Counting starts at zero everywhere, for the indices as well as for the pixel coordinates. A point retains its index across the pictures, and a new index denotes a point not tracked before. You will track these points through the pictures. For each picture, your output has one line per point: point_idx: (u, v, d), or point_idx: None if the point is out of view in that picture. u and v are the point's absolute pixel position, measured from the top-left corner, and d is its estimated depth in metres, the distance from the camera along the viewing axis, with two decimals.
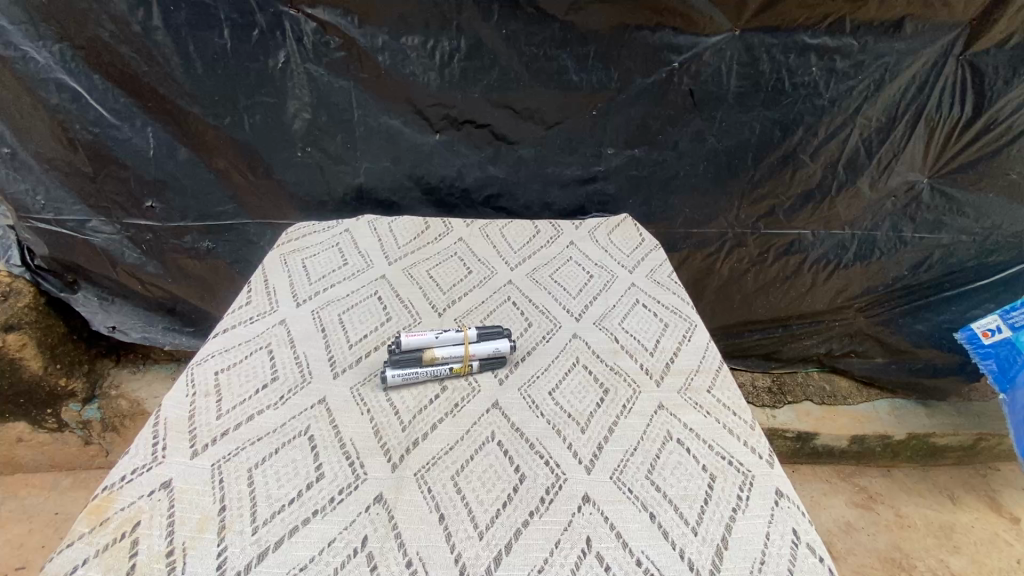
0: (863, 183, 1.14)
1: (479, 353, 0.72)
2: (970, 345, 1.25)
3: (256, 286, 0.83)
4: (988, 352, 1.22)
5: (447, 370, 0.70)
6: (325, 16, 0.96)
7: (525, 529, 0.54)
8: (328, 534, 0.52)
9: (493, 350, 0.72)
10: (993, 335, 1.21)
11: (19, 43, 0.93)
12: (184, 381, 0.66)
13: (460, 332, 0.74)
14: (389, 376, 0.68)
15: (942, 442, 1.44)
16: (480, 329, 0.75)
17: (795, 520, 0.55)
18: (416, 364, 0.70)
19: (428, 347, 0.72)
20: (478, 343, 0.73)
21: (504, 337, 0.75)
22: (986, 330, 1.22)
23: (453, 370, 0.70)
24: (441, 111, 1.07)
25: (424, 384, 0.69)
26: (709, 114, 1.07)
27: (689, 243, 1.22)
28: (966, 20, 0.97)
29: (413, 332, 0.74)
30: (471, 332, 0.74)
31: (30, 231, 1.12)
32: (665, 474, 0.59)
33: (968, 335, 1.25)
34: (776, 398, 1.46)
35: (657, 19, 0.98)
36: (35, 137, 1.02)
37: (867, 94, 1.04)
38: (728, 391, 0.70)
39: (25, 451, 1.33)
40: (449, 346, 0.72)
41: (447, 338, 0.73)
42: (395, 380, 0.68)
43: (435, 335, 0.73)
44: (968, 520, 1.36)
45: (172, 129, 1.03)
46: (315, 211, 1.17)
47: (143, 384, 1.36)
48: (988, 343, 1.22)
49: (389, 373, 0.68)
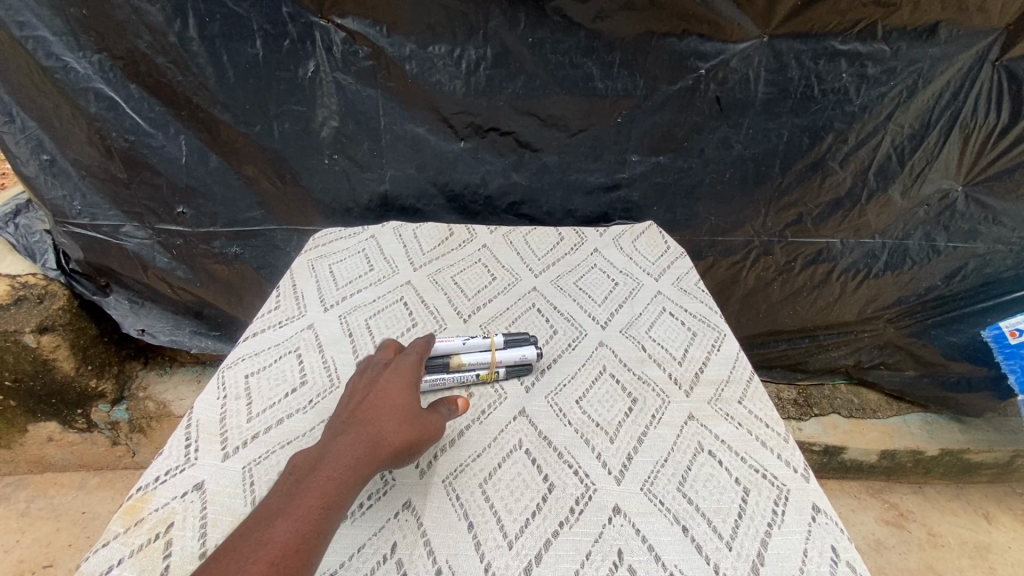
0: (894, 191, 1.11)
1: (508, 360, 0.71)
2: (995, 343, 1.21)
3: (285, 290, 0.84)
4: (1012, 353, 1.18)
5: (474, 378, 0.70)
6: (354, 26, 0.97)
7: (555, 540, 0.53)
8: (358, 539, 0.52)
9: (520, 357, 0.72)
10: (1020, 335, 1.17)
11: (61, 54, 0.96)
12: (215, 384, 0.67)
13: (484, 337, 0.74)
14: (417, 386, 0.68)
15: (977, 458, 1.39)
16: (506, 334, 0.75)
17: (834, 536, 0.53)
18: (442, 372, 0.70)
19: (455, 352, 0.72)
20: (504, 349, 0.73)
21: (531, 344, 0.74)
22: (1014, 330, 1.18)
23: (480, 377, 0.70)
24: (466, 119, 1.07)
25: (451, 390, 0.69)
26: (736, 120, 1.06)
27: (714, 250, 1.21)
28: (1004, 24, 0.94)
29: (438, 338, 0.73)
30: (499, 339, 0.73)
31: (66, 235, 1.15)
32: (697, 486, 0.58)
33: (995, 334, 1.20)
34: (802, 410, 1.42)
35: (684, 25, 0.97)
36: (73, 145, 1.05)
37: (899, 100, 1.02)
38: (760, 402, 0.68)
39: (54, 451, 1.35)
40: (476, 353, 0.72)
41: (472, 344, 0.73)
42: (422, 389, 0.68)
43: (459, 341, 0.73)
44: (1004, 540, 1.31)
45: (204, 136, 1.06)
46: (339, 217, 1.19)
47: (170, 386, 1.39)
48: (1013, 344, 1.18)
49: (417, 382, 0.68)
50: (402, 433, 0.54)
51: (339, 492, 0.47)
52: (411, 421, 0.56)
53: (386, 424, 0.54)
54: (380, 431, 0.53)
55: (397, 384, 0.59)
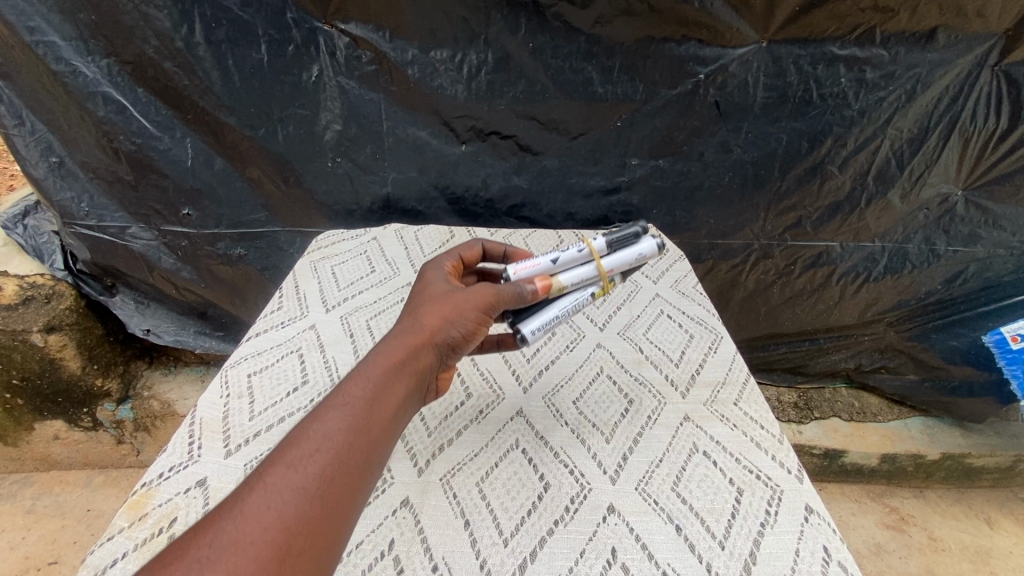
0: (894, 195, 1.12)
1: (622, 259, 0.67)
2: (997, 349, 1.22)
3: (287, 291, 0.86)
4: (1015, 358, 1.19)
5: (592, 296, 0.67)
6: (357, 31, 0.98)
7: (551, 538, 0.54)
8: (356, 536, 0.54)
9: (630, 259, 0.67)
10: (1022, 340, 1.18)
11: (70, 58, 0.97)
12: (219, 383, 0.69)
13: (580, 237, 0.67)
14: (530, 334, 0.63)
15: (978, 463, 1.39)
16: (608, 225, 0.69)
17: (826, 537, 0.54)
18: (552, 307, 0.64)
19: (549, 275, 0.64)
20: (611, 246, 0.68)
21: (633, 237, 0.68)
22: (1016, 335, 1.19)
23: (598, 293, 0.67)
24: (467, 123, 1.09)
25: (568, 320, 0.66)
26: (735, 125, 1.07)
27: (714, 253, 1.23)
28: (1001, 30, 0.94)
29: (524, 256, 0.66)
30: (597, 245, 0.66)
31: (74, 236, 1.17)
32: (691, 486, 0.59)
33: (996, 340, 1.21)
34: (802, 413, 1.43)
35: (684, 31, 0.98)
36: (81, 147, 1.07)
37: (898, 105, 1.02)
38: (756, 404, 0.69)
39: (60, 449, 1.37)
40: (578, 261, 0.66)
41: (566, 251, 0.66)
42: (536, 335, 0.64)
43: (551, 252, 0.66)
44: (1006, 544, 1.30)
45: (209, 139, 1.07)
46: (342, 220, 1.20)
47: (174, 385, 1.40)
48: (1016, 348, 1.19)
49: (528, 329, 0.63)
50: (435, 325, 0.55)
51: (379, 393, 0.49)
52: (444, 308, 0.56)
53: (418, 322, 0.55)
54: (411, 327, 0.54)
55: (423, 289, 0.60)
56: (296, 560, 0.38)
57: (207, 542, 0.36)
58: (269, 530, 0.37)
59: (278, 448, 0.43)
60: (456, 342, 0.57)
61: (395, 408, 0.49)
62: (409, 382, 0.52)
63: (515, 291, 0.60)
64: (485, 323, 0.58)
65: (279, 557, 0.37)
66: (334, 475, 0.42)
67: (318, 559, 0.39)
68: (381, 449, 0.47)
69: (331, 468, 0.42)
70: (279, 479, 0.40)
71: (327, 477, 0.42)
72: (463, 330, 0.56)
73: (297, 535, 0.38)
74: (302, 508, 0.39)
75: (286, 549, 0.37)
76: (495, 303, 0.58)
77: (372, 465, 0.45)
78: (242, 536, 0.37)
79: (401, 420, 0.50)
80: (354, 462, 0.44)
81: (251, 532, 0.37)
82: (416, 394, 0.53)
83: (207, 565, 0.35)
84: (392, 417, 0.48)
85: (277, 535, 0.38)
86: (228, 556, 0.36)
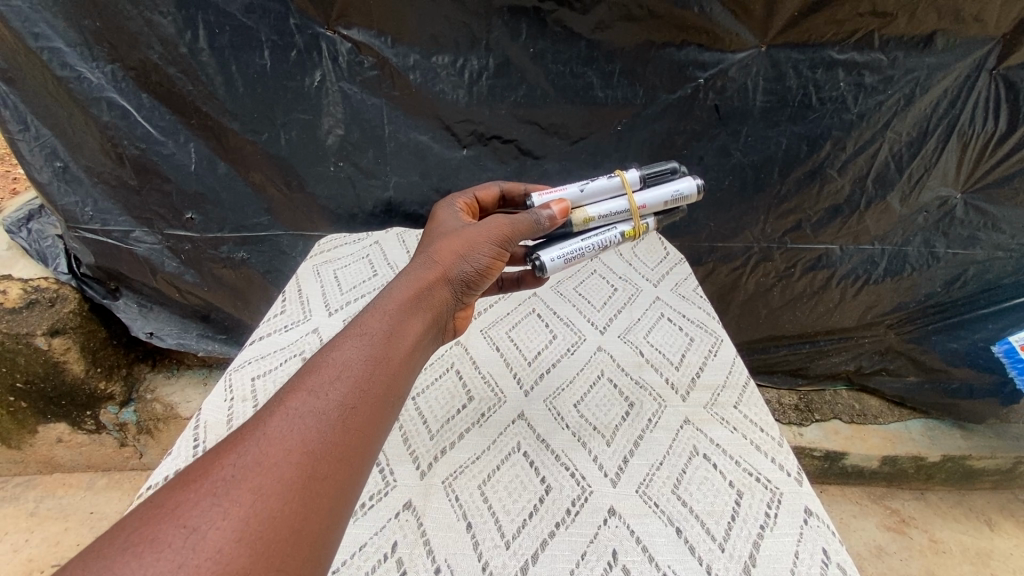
0: (893, 198, 1.12)
1: (648, 204, 0.76)
2: (1006, 358, 1.21)
3: (290, 295, 0.87)
4: None
5: (618, 235, 0.75)
6: (359, 37, 0.99)
7: (552, 540, 0.55)
8: (359, 538, 0.55)
9: (662, 197, 0.76)
10: None
11: (75, 64, 0.98)
12: (223, 387, 0.70)
13: (610, 180, 0.76)
14: (549, 262, 0.72)
15: (978, 465, 1.39)
16: (638, 173, 0.77)
17: (826, 539, 0.54)
18: (576, 241, 0.73)
19: (580, 204, 0.75)
20: (640, 191, 0.77)
21: (662, 175, 0.79)
22: None
23: (623, 234, 0.75)
24: (468, 127, 1.10)
25: (592, 256, 0.74)
26: (734, 129, 1.07)
27: (714, 255, 1.24)
28: (1000, 34, 0.94)
29: (557, 190, 0.76)
30: (628, 177, 0.77)
31: (78, 240, 1.18)
32: (691, 489, 0.59)
33: (1005, 349, 1.21)
34: (803, 415, 1.43)
35: (683, 36, 0.98)
36: (86, 152, 1.08)
37: (896, 109, 1.03)
38: (756, 407, 0.69)
39: (64, 452, 1.38)
40: (605, 201, 0.76)
41: (594, 191, 0.75)
42: (556, 264, 0.72)
43: (580, 191, 0.75)
44: (1006, 546, 1.30)
45: (212, 144, 1.08)
46: (344, 223, 1.21)
47: (177, 388, 1.41)
48: None
49: (548, 258, 0.72)
50: (448, 262, 0.63)
51: (395, 325, 0.54)
52: (458, 244, 0.64)
53: (433, 260, 0.62)
54: (427, 263, 0.62)
55: (440, 233, 0.68)
56: (318, 483, 0.41)
57: (234, 459, 0.39)
58: (291, 454, 0.41)
59: (298, 376, 0.47)
60: (470, 277, 0.64)
61: (412, 337, 0.55)
62: (426, 312, 0.59)
63: (529, 220, 0.68)
64: (500, 256, 0.66)
65: (302, 479, 0.40)
66: (353, 401, 0.46)
67: (339, 477, 0.42)
68: (396, 381, 0.51)
69: (348, 396, 0.46)
70: (300, 404, 0.44)
71: (345, 404, 0.46)
72: (477, 264, 0.64)
73: (319, 461, 0.41)
74: (322, 432, 0.43)
75: (309, 470, 0.41)
76: (508, 236, 0.66)
77: (386, 395, 0.49)
78: (266, 458, 0.40)
79: (418, 348, 0.56)
80: (369, 392, 0.48)
81: (274, 452, 0.40)
82: (434, 323, 0.60)
83: (235, 480, 0.38)
84: (407, 350, 0.53)
85: (300, 453, 0.41)
86: (252, 473, 0.39)
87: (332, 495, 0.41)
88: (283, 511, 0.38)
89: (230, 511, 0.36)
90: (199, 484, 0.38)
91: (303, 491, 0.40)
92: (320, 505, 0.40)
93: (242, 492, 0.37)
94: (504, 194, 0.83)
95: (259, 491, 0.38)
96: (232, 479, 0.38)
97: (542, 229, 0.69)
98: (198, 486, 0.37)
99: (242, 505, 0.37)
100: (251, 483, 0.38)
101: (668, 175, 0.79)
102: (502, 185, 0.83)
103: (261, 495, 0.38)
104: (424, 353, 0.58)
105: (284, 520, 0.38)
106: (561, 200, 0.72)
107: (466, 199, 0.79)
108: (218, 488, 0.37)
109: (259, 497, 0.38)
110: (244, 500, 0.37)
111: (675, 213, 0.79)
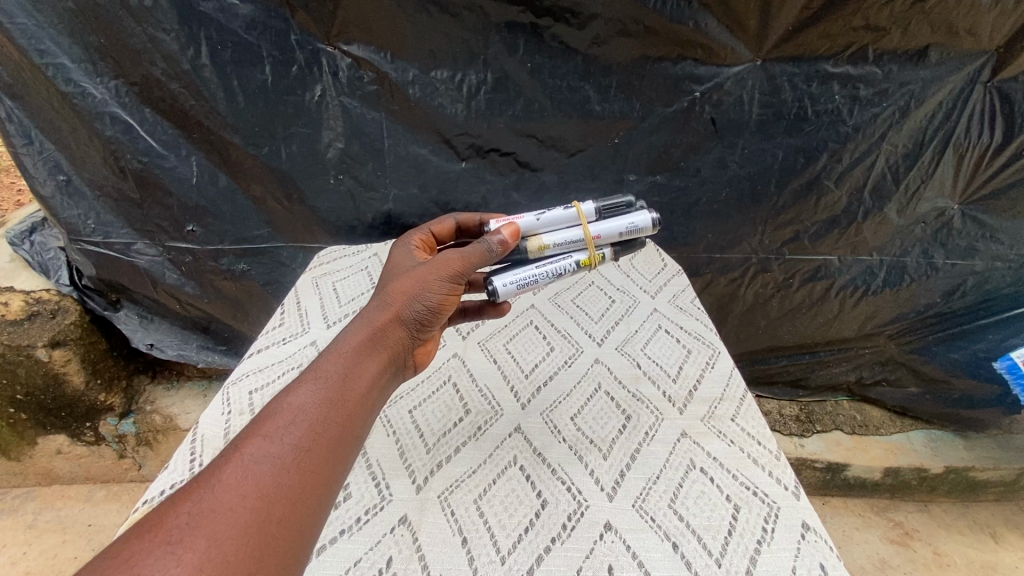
0: (890, 210, 1.13)
1: (603, 234, 0.76)
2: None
3: (289, 308, 0.88)
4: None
5: (573, 264, 0.75)
6: (359, 52, 1.00)
7: (548, 555, 0.55)
8: (355, 553, 0.55)
9: (619, 229, 0.76)
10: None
11: (79, 80, 1.00)
12: (221, 399, 0.71)
13: (566, 210, 0.77)
14: (502, 288, 0.73)
15: (982, 476, 1.37)
16: (595, 205, 0.78)
17: (823, 554, 0.54)
18: (529, 267, 0.74)
19: (535, 231, 0.76)
20: (596, 222, 0.77)
21: (625, 209, 0.79)
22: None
23: (578, 264, 0.76)
24: (467, 140, 1.11)
25: (545, 284, 0.75)
26: (730, 141, 1.08)
27: (712, 267, 1.24)
28: (993, 47, 0.95)
29: (513, 218, 0.77)
30: (585, 209, 0.77)
31: (80, 252, 1.19)
32: (688, 503, 0.59)
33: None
34: (804, 426, 1.42)
35: (679, 50, 1.00)
36: (88, 166, 1.09)
37: (891, 121, 1.03)
38: (752, 420, 0.69)
39: (62, 463, 1.38)
40: (561, 230, 0.77)
41: (551, 220, 0.76)
42: (509, 289, 0.74)
43: (536, 219, 0.76)
44: (1011, 559, 1.28)
45: (213, 157, 1.09)
46: (344, 235, 1.22)
47: (177, 400, 1.41)
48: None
49: (501, 283, 0.73)
50: (402, 300, 0.63)
51: (352, 366, 0.55)
52: (412, 283, 0.64)
53: (387, 300, 0.63)
54: (383, 303, 0.63)
55: (395, 274, 0.68)
56: (273, 527, 0.41)
57: (190, 506, 0.40)
58: (245, 499, 0.41)
59: (255, 422, 0.48)
60: (424, 315, 0.64)
61: (369, 376, 0.56)
62: (382, 351, 0.59)
63: (481, 250, 0.68)
64: (455, 290, 0.66)
65: (255, 523, 0.41)
66: (309, 444, 0.47)
67: (294, 519, 0.43)
68: (352, 421, 0.52)
69: (304, 438, 0.47)
70: (256, 449, 0.45)
71: (301, 446, 0.46)
72: (430, 301, 0.64)
73: (274, 505, 0.42)
74: (278, 475, 0.44)
75: (265, 514, 0.41)
76: (462, 270, 0.66)
77: (343, 436, 0.50)
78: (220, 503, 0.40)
79: (376, 387, 0.57)
80: (326, 433, 0.48)
81: (229, 498, 0.41)
82: (392, 362, 0.61)
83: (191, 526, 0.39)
84: (365, 390, 0.54)
85: (254, 497, 0.42)
86: (208, 519, 0.39)
87: (287, 537, 0.42)
88: (237, 556, 0.38)
89: (184, 558, 0.37)
90: (156, 532, 0.38)
91: (258, 534, 0.40)
92: (276, 548, 0.41)
93: (197, 539, 0.38)
94: (461, 226, 0.85)
95: (214, 537, 0.39)
96: (187, 527, 0.38)
97: (494, 256, 0.69)
98: (154, 535, 0.38)
99: (196, 551, 0.37)
100: (205, 529, 0.39)
101: (625, 208, 0.80)
102: (457, 216, 0.84)
103: (215, 541, 0.38)
104: (383, 391, 0.59)
105: (238, 564, 0.38)
106: (516, 226, 0.73)
107: (423, 234, 0.80)
108: (173, 536, 0.38)
109: (213, 542, 0.38)
110: (199, 547, 0.38)
111: (635, 244, 0.79)
